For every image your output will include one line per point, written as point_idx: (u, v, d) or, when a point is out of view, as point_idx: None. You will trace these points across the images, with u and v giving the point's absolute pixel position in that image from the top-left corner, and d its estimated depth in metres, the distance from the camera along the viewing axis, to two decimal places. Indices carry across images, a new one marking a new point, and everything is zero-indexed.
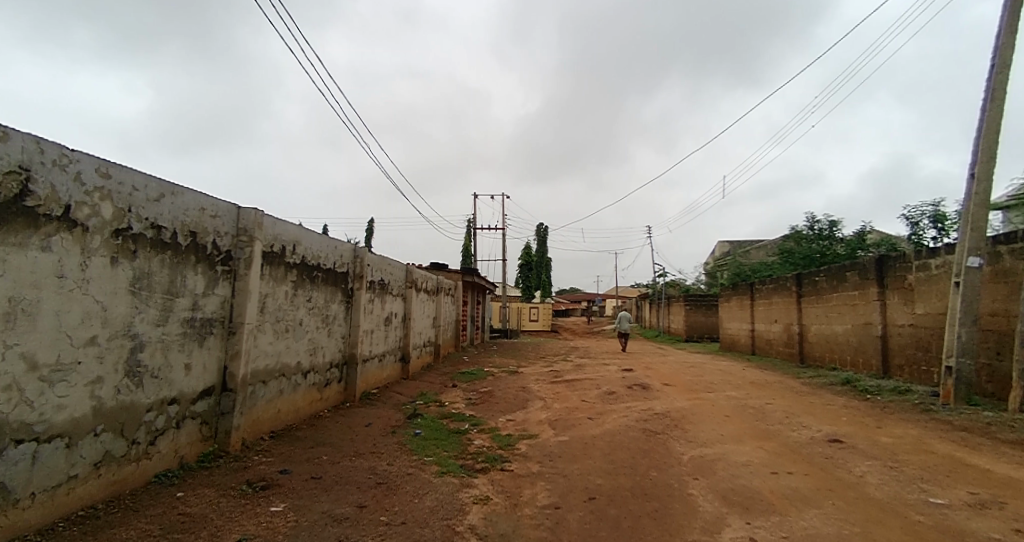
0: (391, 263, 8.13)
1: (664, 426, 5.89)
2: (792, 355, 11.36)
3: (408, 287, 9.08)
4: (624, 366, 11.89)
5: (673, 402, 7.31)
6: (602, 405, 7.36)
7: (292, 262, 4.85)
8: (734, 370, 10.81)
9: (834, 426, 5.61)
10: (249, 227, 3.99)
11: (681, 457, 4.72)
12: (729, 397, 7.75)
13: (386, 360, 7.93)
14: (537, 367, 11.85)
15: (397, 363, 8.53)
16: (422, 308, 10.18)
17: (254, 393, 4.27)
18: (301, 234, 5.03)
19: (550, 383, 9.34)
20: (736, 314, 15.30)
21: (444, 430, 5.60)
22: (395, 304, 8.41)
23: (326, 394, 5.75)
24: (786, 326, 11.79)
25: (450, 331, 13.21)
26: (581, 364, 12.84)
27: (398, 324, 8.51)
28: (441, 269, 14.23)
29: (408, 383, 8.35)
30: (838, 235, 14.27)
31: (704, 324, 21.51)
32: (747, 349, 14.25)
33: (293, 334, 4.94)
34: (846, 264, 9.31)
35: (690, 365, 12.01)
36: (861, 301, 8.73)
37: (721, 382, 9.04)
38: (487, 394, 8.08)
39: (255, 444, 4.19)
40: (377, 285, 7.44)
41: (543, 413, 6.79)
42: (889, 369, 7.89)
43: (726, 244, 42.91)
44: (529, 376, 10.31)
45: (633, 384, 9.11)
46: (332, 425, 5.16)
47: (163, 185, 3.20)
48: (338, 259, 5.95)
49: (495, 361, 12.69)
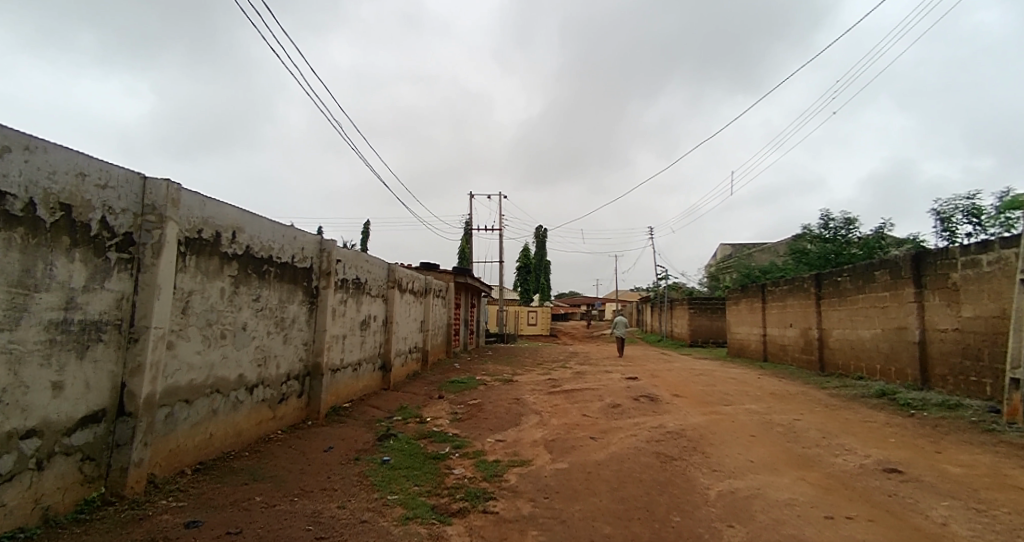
0: (369, 259, 7.25)
1: (681, 450, 4.99)
2: (811, 362, 10.48)
3: (390, 288, 8.20)
4: (628, 374, 11.00)
5: (686, 418, 6.42)
6: (606, 421, 6.47)
7: (230, 253, 3.96)
8: (749, 378, 9.92)
9: (884, 451, 4.72)
10: (158, 204, 3.11)
11: (707, 493, 3.82)
12: (750, 411, 6.84)
13: (362, 369, 7.05)
14: (534, 375, 10.96)
15: (377, 372, 7.65)
16: (407, 311, 9.32)
17: (170, 416, 3.38)
18: (245, 219, 4.14)
19: (547, 394, 8.44)
20: (746, 317, 14.43)
21: (420, 456, 4.68)
22: (374, 306, 7.53)
23: (282, 411, 4.87)
24: (803, 330, 10.93)
25: (441, 336, 12.33)
26: (581, 371, 11.96)
27: (377, 328, 7.62)
28: (432, 269, 13.35)
29: (388, 394, 7.47)
30: (855, 234, 13.43)
31: (709, 328, 20.63)
32: (759, 355, 13.37)
33: (232, 341, 4.05)
34: (875, 262, 8.46)
35: (699, 373, 11.12)
36: (894, 303, 7.85)
37: (738, 393, 8.14)
38: (476, 407, 7.19)
39: (168, 482, 3.28)
40: (350, 284, 6.55)
41: (539, 431, 5.89)
42: (928, 380, 7.01)
43: (728, 246, 42.08)
44: (525, 386, 9.41)
45: (640, 395, 8.22)
46: (281, 452, 4.25)
47: (10, 137, 2.32)
48: (297, 252, 5.06)
49: (489, 369, 11.77)
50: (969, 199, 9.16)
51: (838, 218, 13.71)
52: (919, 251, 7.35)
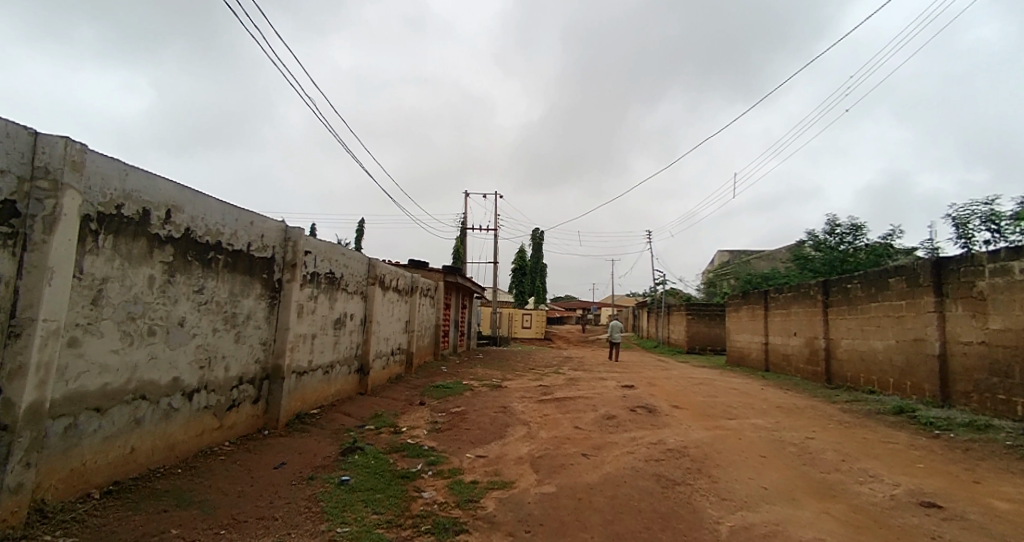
0: (346, 253, 6.65)
1: (684, 472, 4.42)
2: (816, 373, 9.95)
3: (371, 285, 7.60)
4: (624, 382, 10.44)
5: (688, 434, 5.86)
6: (600, 435, 5.89)
7: (163, 235, 3.36)
8: (752, 389, 9.37)
9: (915, 479, 4.16)
10: (53, 167, 2.51)
11: (717, 528, 3.25)
12: (756, 427, 6.28)
13: (334, 372, 6.45)
14: (525, 381, 10.37)
15: (352, 376, 7.05)
16: (390, 310, 8.71)
17: (72, 428, 2.76)
18: (184, 196, 3.55)
19: (537, 402, 7.86)
20: (746, 325, 13.90)
21: (386, 474, 4.07)
22: (351, 303, 6.93)
23: (231, 420, 4.26)
24: (809, 340, 10.41)
25: (427, 337, 11.73)
26: (575, 377, 11.40)
27: (353, 328, 7.01)
28: (420, 267, 12.75)
29: (364, 400, 6.86)
30: (862, 241, 12.95)
31: (706, 335, 20.11)
32: (760, 365, 12.84)
33: (164, 339, 3.44)
34: (889, 269, 7.93)
35: (699, 382, 10.56)
36: (911, 312, 7.33)
37: (742, 406, 7.58)
38: (459, 416, 6.60)
39: (65, 509, 2.67)
40: (322, 279, 5.95)
41: (525, 446, 5.30)
42: (950, 397, 6.48)
43: (726, 253, 41.67)
44: (514, 392, 8.82)
45: (637, 405, 7.65)
46: (222, 468, 3.64)
47: None
48: (255, 239, 4.45)
49: (478, 373, 11.15)
50: (988, 204, 8.64)
51: (844, 225, 13.23)
52: (939, 257, 6.82)
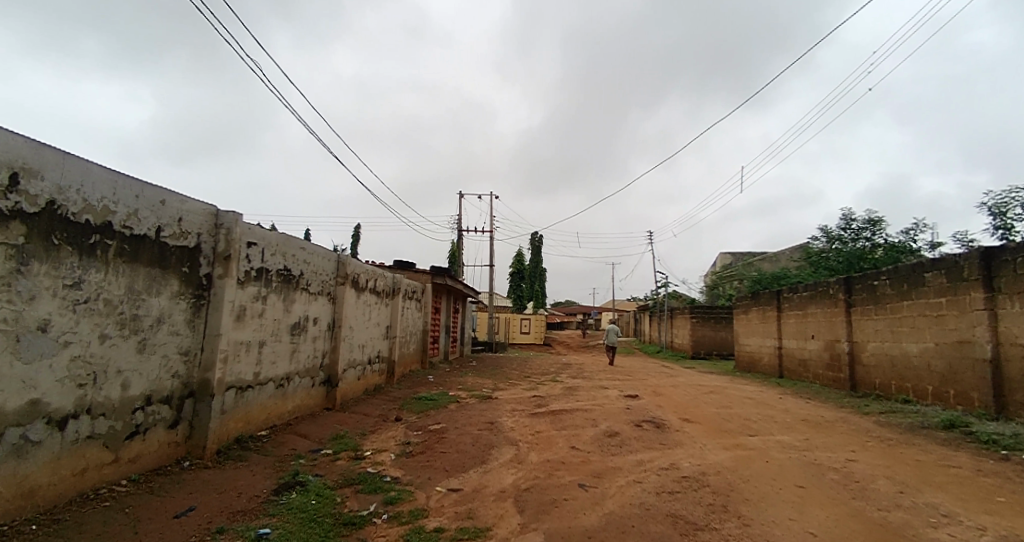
0: (307, 247, 5.75)
1: (705, 511, 3.52)
2: (839, 380, 9.05)
3: (340, 285, 6.71)
4: (627, 391, 9.54)
5: (706, 457, 4.96)
6: (602, 458, 4.99)
7: (9, 207, 2.45)
8: (768, 398, 8.48)
9: (1002, 520, 3.26)
10: None
11: None
12: (784, 447, 5.37)
13: (291, 386, 5.54)
14: (519, 391, 9.47)
15: (317, 389, 6.16)
16: (365, 314, 7.81)
17: None
18: (43, 156, 2.64)
19: (530, 416, 6.96)
20: (757, 327, 13.01)
21: (325, 521, 3.16)
22: (314, 305, 6.03)
23: (133, 451, 3.34)
24: (829, 343, 9.53)
25: (413, 344, 10.85)
26: (573, 386, 10.50)
27: (317, 334, 6.09)
28: (406, 269, 11.89)
29: (329, 417, 5.94)
30: (880, 237, 12.06)
31: (712, 339, 19.19)
32: (773, 370, 11.93)
33: (13, 349, 2.53)
34: (925, 262, 7.06)
35: (709, 390, 9.67)
36: (953, 311, 6.45)
37: (763, 420, 6.67)
38: (437, 435, 5.70)
39: None
40: (273, 276, 5.04)
41: (510, 474, 4.41)
42: (1006, 408, 5.60)
43: (728, 255, 40.76)
44: (505, 405, 7.92)
45: (643, 419, 6.75)
46: (97, 522, 2.72)
47: None
48: (168, 222, 3.55)
49: (468, 382, 10.25)
50: None
51: (860, 219, 12.35)
52: (989, 247, 5.94)
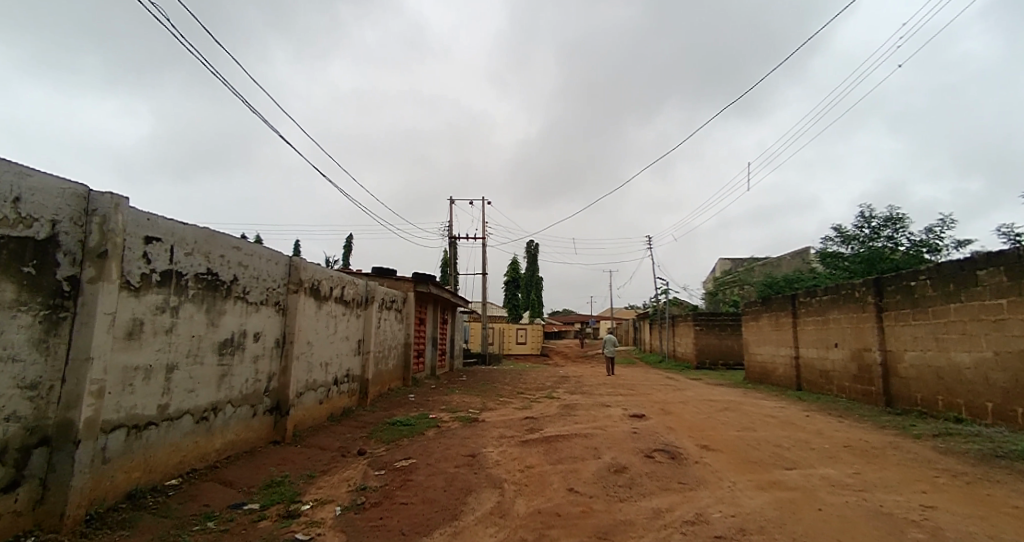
0: (241, 247, 4.70)
1: None
2: (870, 395, 8.04)
3: (292, 293, 5.66)
4: (631, 409, 8.48)
5: (742, 504, 3.88)
6: (608, 507, 3.91)
7: None
8: (794, 417, 7.44)
9: None
10: None
11: None
12: (834, 486, 4.31)
13: (221, 418, 4.46)
14: (510, 411, 8.38)
15: (260, 419, 5.08)
16: (329, 327, 6.74)
17: None
18: None
19: (521, 445, 5.87)
20: (769, 336, 12.00)
21: None
22: (256, 317, 4.96)
23: None
24: (856, 353, 8.53)
25: (392, 360, 9.76)
26: (571, 403, 9.44)
27: (258, 353, 5.01)
28: (386, 277, 10.87)
29: (272, 455, 4.83)
30: (902, 235, 11.09)
31: (717, 349, 18.15)
32: (790, 383, 10.91)
33: None
34: (977, 258, 6.09)
35: (723, 407, 8.62)
36: (1017, 315, 5.47)
37: (797, 447, 5.60)
38: (403, 475, 4.59)
39: None
40: (188, 282, 3.97)
41: (488, 537, 3.32)
42: None
43: (727, 261, 39.85)
44: (492, 430, 6.84)
45: (655, 448, 5.66)
46: None
47: None
48: None
49: (453, 401, 9.14)
50: None
51: (879, 217, 11.42)
52: None
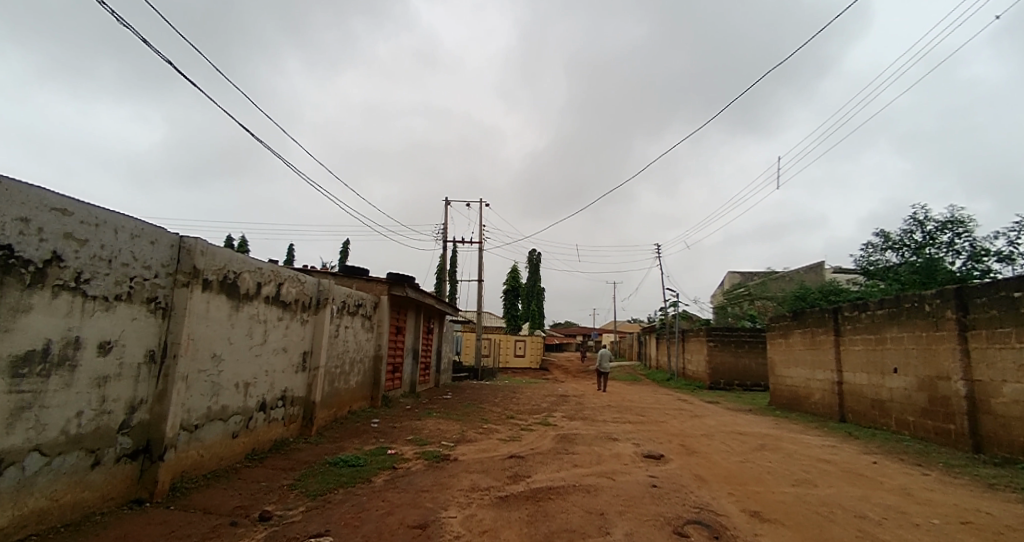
0: (70, 212, 3.10)
1: None
2: (949, 435, 6.35)
3: (181, 288, 4.04)
4: (644, 446, 6.80)
5: None
6: None
7: None
8: (858, 464, 5.74)
9: None
10: None
11: None
12: None
13: (16, 477, 2.80)
14: (493, 445, 6.69)
15: (107, 472, 3.43)
16: (251, 335, 5.11)
17: None
18: None
19: (496, 507, 4.18)
20: (802, 356, 10.32)
21: None
22: (100, 318, 3.34)
23: None
24: (927, 381, 6.83)
25: (355, 378, 8.11)
26: (569, 433, 7.75)
27: (101, 372, 3.36)
28: (355, 277, 9.32)
29: (110, 532, 3.15)
30: (965, 240, 9.44)
31: (733, 367, 16.42)
32: (830, 412, 9.20)
33: None
34: None
35: (759, 445, 6.92)
36: None
37: (891, 521, 3.90)
38: None
39: None
40: None
41: None
42: None
43: (738, 275, 38.17)
44: (464, 476, 5.15)
45: (687, 518, 3.96)
46: None
47: None
48: None
49: (425, 429, 7.46)
50: None
51: (935, 219, 9.79)
52: None
